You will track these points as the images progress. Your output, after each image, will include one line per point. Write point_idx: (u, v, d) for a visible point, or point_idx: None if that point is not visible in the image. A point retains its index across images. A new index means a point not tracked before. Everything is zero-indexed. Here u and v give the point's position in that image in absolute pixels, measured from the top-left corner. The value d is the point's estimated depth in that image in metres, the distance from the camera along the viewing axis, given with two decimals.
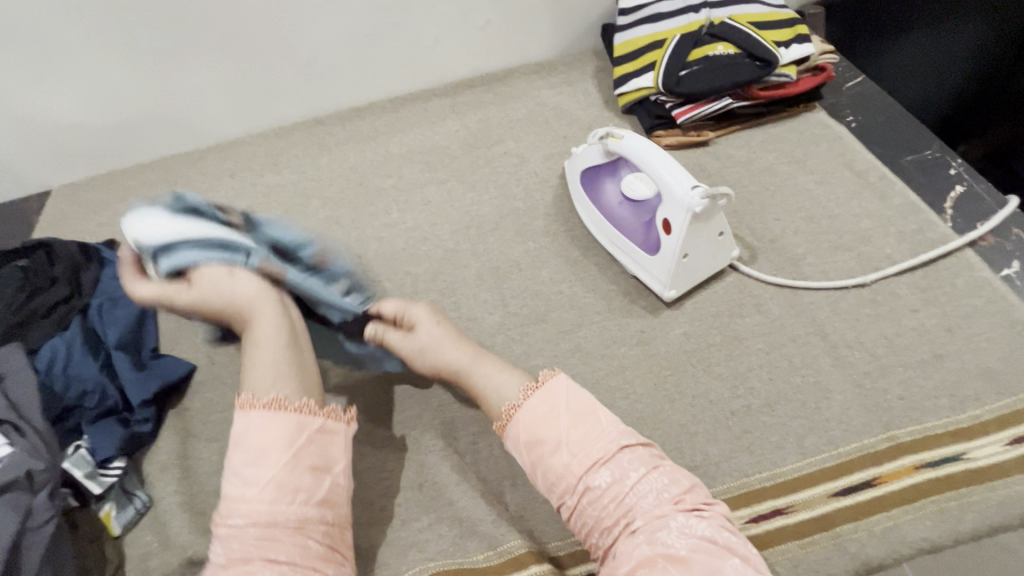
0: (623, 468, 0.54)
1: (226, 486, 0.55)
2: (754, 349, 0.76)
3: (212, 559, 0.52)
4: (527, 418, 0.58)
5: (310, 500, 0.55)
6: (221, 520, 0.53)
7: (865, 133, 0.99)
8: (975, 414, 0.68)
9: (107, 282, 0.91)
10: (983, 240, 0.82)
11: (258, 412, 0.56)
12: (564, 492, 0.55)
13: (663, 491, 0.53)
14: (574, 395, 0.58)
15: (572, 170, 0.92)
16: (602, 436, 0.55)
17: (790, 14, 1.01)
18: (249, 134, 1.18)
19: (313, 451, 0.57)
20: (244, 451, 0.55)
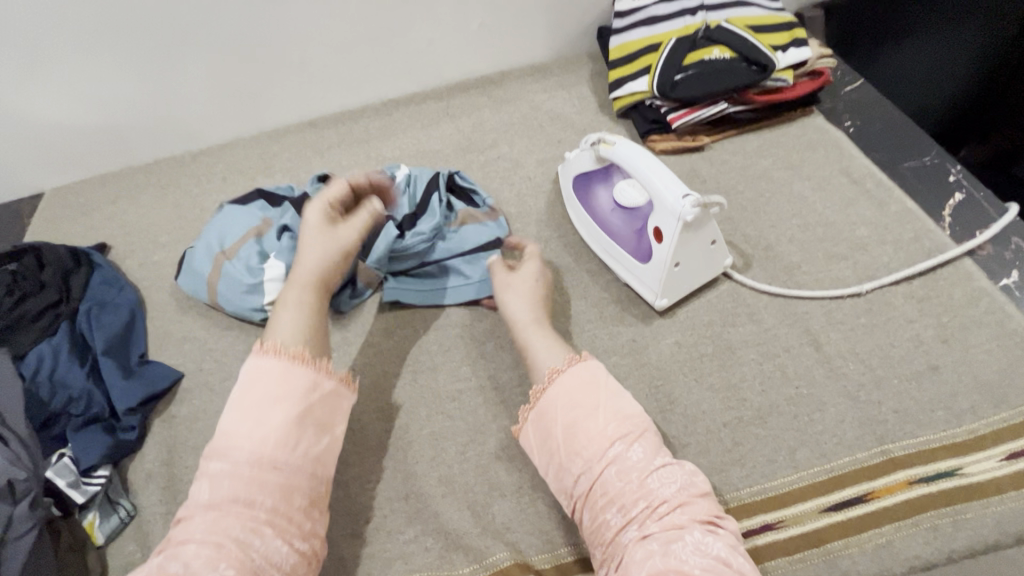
0: (653, 451, 0.59)
1: (226, 417, 0.58)
2: (747, 359, 0.74)
3: (199, 487, 0.55)
4: (569, 382, 0.64)
5: (309, 451, 0.59)
6: (216, 452, 0.56)
7: (863, 138, 0.97)
8: (971, 428, 0.66)
9: (95, 288, 0.91)
10: (981, 248, 0.81)
11: (279, 360, 0.61)
12: (592, 458, 0.59)
13: (684, 487, 0.57)
14: (613, 381, 0.64)
15: (565, 175, 0.91)
16: (635, 417, 0.61)
17: (787, 18, 0.99)
18: (242, 137, 1.17)
19: (321, 410, 0.62)
20: (256, 390, 0.59)
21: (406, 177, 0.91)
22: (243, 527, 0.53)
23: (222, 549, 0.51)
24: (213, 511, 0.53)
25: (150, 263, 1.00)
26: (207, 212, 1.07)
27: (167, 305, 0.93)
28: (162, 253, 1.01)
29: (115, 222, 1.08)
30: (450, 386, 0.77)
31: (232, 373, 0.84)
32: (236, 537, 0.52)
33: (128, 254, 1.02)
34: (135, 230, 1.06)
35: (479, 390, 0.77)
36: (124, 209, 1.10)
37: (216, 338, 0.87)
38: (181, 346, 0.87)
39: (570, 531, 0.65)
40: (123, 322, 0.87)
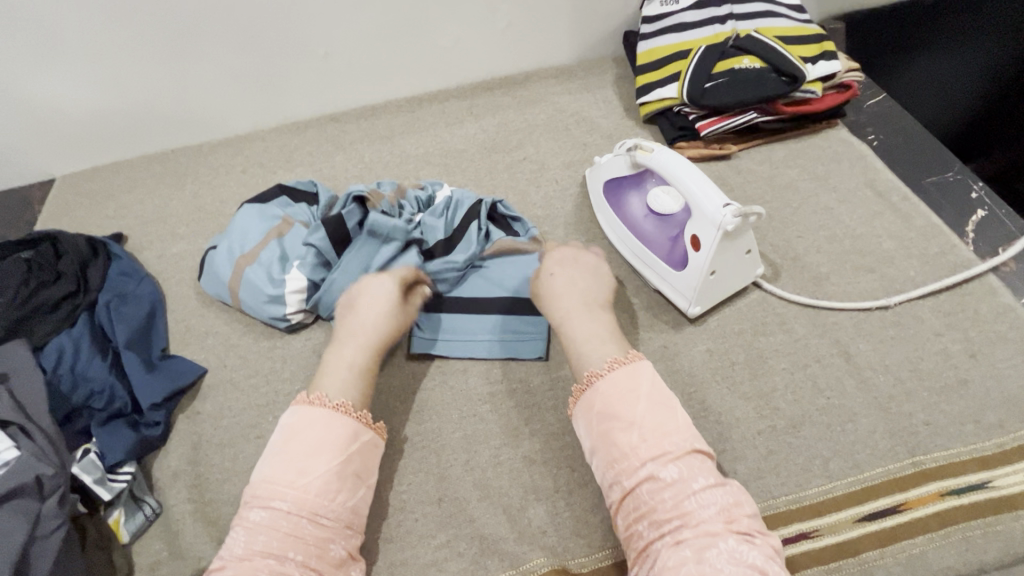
0: (691, 471, 0.56)
1: (269, 466, 0.59)
2: (778, 369, 0.75)
3: (236, 536, 0.56)
4: (604, 392, 0.62)
5: (346, 503, 0.60)
6: (255, 504, 0.57)
7: (886, 152, 0.98)
8: (999, 442, 0.68)
9: (115, 278, 0.89)
10: (1004, 265, 0.82)
11: (323, 411, 0.62)
12: (625, 473, 0.58)
13: (724, 510, 0.54)
14: (658, 392, 0.61)
15: (596, 179, 0.91)
16: (677, 432, 0.59)
17: (816, 30, 1.00)
18: (261, 129, 1.15)
19: (359, 461, 0.62)
20: (299, 439, 0.60)
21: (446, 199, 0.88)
22: (276, 575, 0.54)
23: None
24: (248, 561, 0.54)
25: (168, 255, 0.98)
26: (226, 204, 1.05)
27: (188, 299, 0.92)
28: (181, 245, 1.00)
29: (131, 212, 1.06)
30: (482, 389, 0.77)
31: (257, 370, 0.82)
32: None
33: (145, 245, 1.00)
34: (152, 221, 1.04)
35: (511, 393, 0.76)
36: (141, 199, 1.08)
37: (239, 334, 0.86)
38: (204, 341, 0.86)
39: (606, 536, 0.65)
40: (144, 314, 0.85)
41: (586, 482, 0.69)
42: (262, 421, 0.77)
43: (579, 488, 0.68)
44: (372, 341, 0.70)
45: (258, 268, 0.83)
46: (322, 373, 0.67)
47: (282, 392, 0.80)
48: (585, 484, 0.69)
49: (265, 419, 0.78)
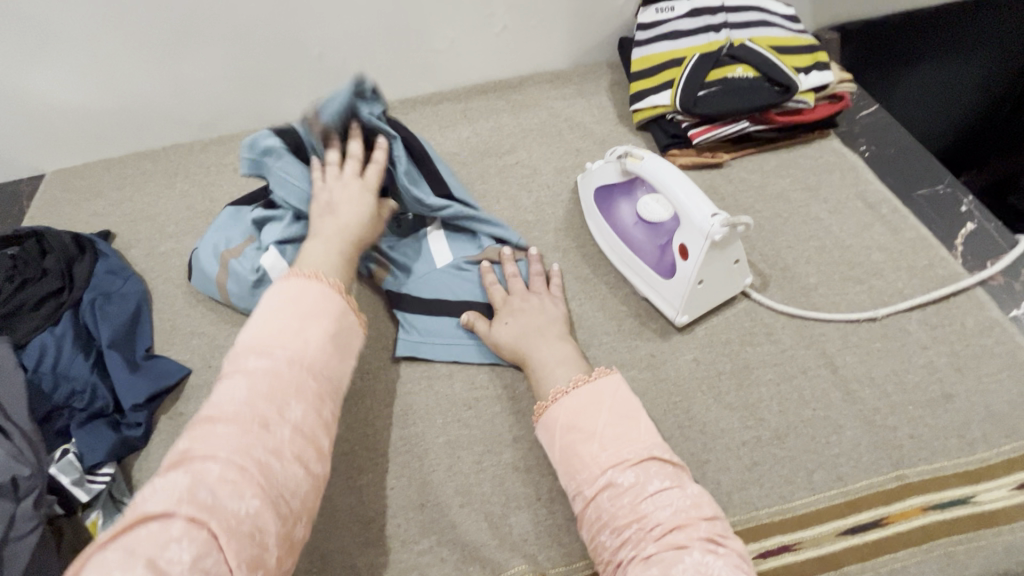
0: (648, 475, 0.56)
1: (255, 329, 0.55)
2: (764, 379, 0.75)
3: (228, 388, 0.50)
4: (566, 406, 0.63)
5: (335, 368, 0.56)
6: (248, 355, 0.52)
7: (878, 163, 0.99)
8: (983, 457, 0.67)
9: (101, 276, 0.89)
10: (992, 279, 0.83)
11: (319, 284, 0.59)
12: (585, 483, 0.59)
13: (681, 510, 0.54)
14: (622, 402, 0.63)
15: (587, 186, 0.91)
16: (637, 441, 0.59)
17: (809, 40, 1.01)
18: (254, 128, 1.15)
19: (351, 335, 0.59)
20: (287, 307, 0.56)
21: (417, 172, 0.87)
22: (272, 429, 0.48)
23: (252, 444, 0.46)
24: (240, 412, 0.47)
25: (156, 253, 0.98)
26: (216, 203, 1.04)
27: (174, 298, 0.91)
28: (169, 243, 0.99)
29: (120, 209, 1.05)
30: (467, 394, 0.77)
31: None
32: (267, 442, 0.47)
33: (133, 243, 1.00)
34: (141, 219, 1.03)
35: (496, 399, 0.76)
36: (130, 196, 1.07)
37: (225, 335, 0.85)
38: (189, 341, 0.85)
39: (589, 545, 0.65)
40: (129, 313, 0.85)
41: None
42: None
43: (562, 496, 0.68)
44: (347, 243, 0.69)
45: (242, 261, 0.82)
46: (304, 260, 0.65)
47: None
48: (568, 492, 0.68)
49: None
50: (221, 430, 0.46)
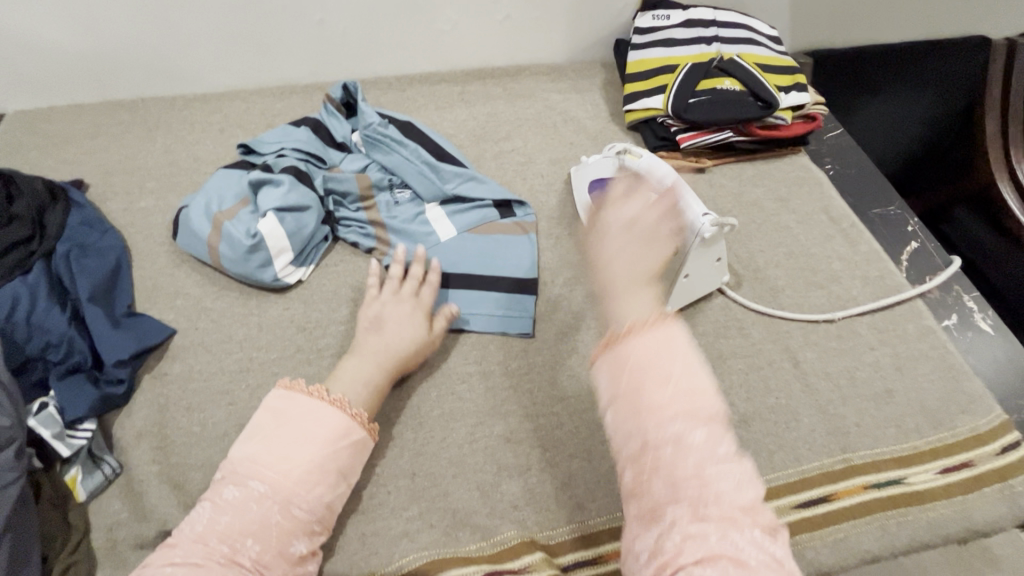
0: (721, 440, 0.49)
1: (261, 446, 0.62)
2: (734, 368, 0.82)
3: (205, 512, 0.58)
4: (643, 347, 0.53)
5: (322, 499, 0.61)
6: (231, 483, 0.60)
7: (839, 182, 1.09)
8: (915, 445, 0.77)
9: (74, 228, 0.84)
10: (930, 292, 0.93)
11: (321, 403, 0.65)
12: (650, 429, 0.50)
13: (749, 491, 0.48)
14: (693, 353, 0.54)
15: (579, 179, 0.96)
16: (706, 397, 0.51)
17: (790, 62, 1.09)
18: (243, 89, 1.11)
19: (345, 458, 0.64)
20: (291, 425, 0.63)
21: (425, 154, 0.94)
22: (229, 557, 0.56)
23: (205, 567, 0.54)
24: (238, 508, 0.58)
25: (135, 209, 0.94)
26: (200, 161, 1.01)
27: (156, 256, 0.88)
28: (149, 199, 0.95)
29: (92, 158, 1.00)
30: (461, 369, 0.79)
31: (231, 335, 0.80)
32: (222, 561, 0.55)
33: (109, 195, 0.95)
34: (117, 171, 0.98)
35: (488, 375, 0.79)
36: (105, 145, 1.02)
37: (212, 298, 0.83)
38: (174, 301, 0.83)
39: (574, 511, 0.69)
40: (109, 268, 0.82)
41: (556, 462, 0.72)
42: (235, 387, 0.76)
43: (550, 467, 0.72)
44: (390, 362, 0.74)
45: (237, 224, 0.82)
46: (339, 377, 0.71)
47: (257, 359, 0.79)
48: (556, 463, 0.72)
49: (237, 384, 0.76)
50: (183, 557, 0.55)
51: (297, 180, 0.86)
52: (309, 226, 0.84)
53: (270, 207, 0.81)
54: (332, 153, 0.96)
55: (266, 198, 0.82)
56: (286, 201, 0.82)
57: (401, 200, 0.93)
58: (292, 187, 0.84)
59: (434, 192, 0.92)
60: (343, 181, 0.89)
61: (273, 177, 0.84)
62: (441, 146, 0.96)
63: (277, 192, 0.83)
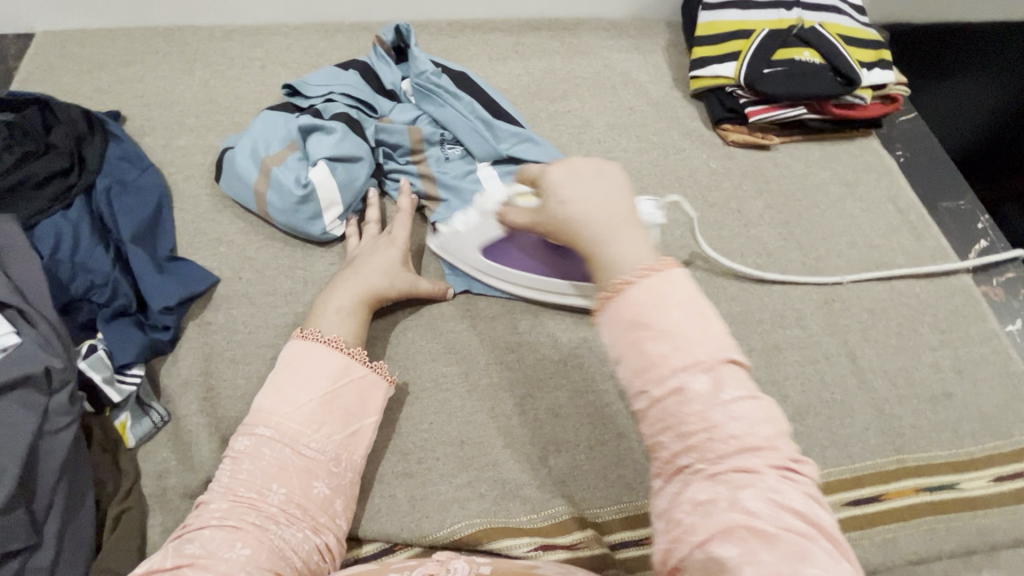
0: (729, 380, 0.40)
1: (264, 396, 0.61)
2: (789, 360, 0.80)
3: (226, 466, 0.58)
4: (637, 293, 0.42)
5: (332, 437, 0.60)
6: (243, 433, 0.59)
7: (908, 170, 1.03)
8: (970, 451, 0.75)
9: (114, 162, 0.80)
10: (995, 294, 0.90)
11: (318, 345, 0.64)
12: (651, 382, 0.40)
13: (760, 427, 0.39)
14: (697, 292, 0.43)
15: (465, 253, 0.77)
16: (716, 337, 0.41)
17: (875, 35, 1.01)
18: (284, 24, 1.04)
19: (351, 397, 0.63)
20: (289, 372, 0.62)
21: (478, 109, 0.88)
22: (261, 509, 0.55)
23: (243, 529, 0.52)
24: (250, 458, 0.57)
25: (174, 146, 0.89)
26: (241, 100, 0.95)
27: (197, 199, 0.84)
28: (189, 137, 0.90)
29: (128, 89, 0.94)
30: (509, 337, 0.77)
31: (275, 288, 0.78)
32: (256, 519, 0.54)
33: (147, 130, 0.91)
34: (154, 104, 0.93)
35: (538, 346, 0.76)
36: (139, 76, 0.96)
37: (256, 248, 0.80)
38: (217, 249, 0.80)
39: (621, 492, 0.68)
40: (150, 208, 0.78)
41: (606, 440, 0.71)
42: (281, 341, 0.74)
43: (600, 445, 0.70)
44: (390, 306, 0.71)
45: (286, 171, 0.78)
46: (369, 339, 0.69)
47: (302, 315, 0.76)
48: (605, 442, 0.70)
49: (282, 339, 0.74)
50: (211, 509, 0.54)
51: (349, 128, 0.81)
52: (360, 179, 0.80)
53: (321, 155, 0.77)
54: (382, 101, 0.90)
55: (317, 146, 0.78)
56: (337, 149, 0.78)
57: (451, 156, 0.88)
58: (344, 136, 0.79)
59: (487, 151, 0.86)
60: (394, 132, 0.85)
61: (323, 122, 0.80)
62: (496, 101, 0.90)
63: (327, 140, 0.79)
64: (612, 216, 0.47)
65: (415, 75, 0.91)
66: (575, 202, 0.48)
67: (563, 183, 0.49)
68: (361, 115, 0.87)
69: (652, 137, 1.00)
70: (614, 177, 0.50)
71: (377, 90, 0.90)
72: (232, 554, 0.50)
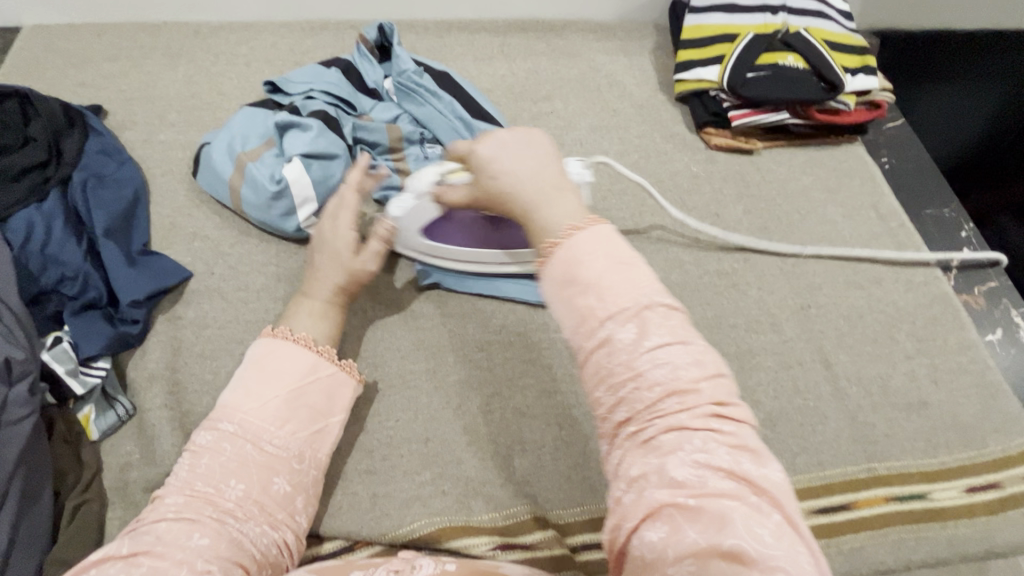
0: (649, 327, 0.42)
1: (227, 393, 0.61)
2: (763, 366, 0.79)
3: (183, 460, 0.57)
4: (555, 245, 0.45)
5: (297, 435, 0.60)
6: (203, 429, 0.58)
7: (893, 177, 1.02)
8: (943, 460, 0.74)
9: (91, 155, 0.80)
10: (975, 303, 0.89)
11: (287, 343, 0.64)
12: (575, 335, 0.44)
13: (682, 371, 0.41)
14: (620, 243, 0.45)
15: (409, 238, 0.75)
16: (636, 282, 0.43)
17: (861, 41, 1.00)
18: (271, 21, 1.04)
19: (318, 396, 0.63)
20: (256, 369, 0.61)
21: (459, 110, 0.89)
22: (218, 504, 0.54)
23: (201, 522, 0.52)
24: (210, 453, 0.56)
25: (155, 141, 0.89)
26: (224, 96, 0.95)
27: (174, 194, 0.84)
28: (170, 132, 0.90)
29: (112, 83, 0.95)
30: (480, 337, 0.76)
31: (247, 283, 0.78)
32: (213, 512, 0.53)
33: (128, 124, 0.91)
34: (137, 98, 0.94)
35: (508, 345, 0.76)
36: (125, 70, 0.96)
37: (230, 242, 0.80)
38: (191, 243, 0.80)
39: (586, 494, 0.67)
40: (125, 202, 0.78)
41: (572, 441, 0.70)
42: (250, 336, 0.74)
43: (566, 445, 0.70)
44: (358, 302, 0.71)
45: (261, 168, 0.78)
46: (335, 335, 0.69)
47: (272, 311, 0.76)
48: (571, 443, 0.70)
49: (252, 334, 0.74)
50: (166, 503, 0.53)
51: (326, 126, 0.81)
52: (336, 176, 0.79)
53: (296, 153, 0.77)
54: (363, 99, 0.90)
55: (292, 144, 0.78)
56: (311, 147, 0.78)
57: (431, 155, 0.87)
58: (318, 134, 0.79)
59: None
60: (373, 130, 0.85)
61: (298, 119, 0.79)
62: (478, 101, 0.91)
63: (302, 137, 0.79)
64: (538, 180, 0.50)
65: (398, 75, 0.91)
66: (504, 173, 0.52)
67: (496, 156, 0.52)
68: (341, 112, 0.87)
69: (635, 139, 1.00)
70: (544, 142, 0.53)
71: (359, 87, 0.90)
72: (192, 545, 0.49)
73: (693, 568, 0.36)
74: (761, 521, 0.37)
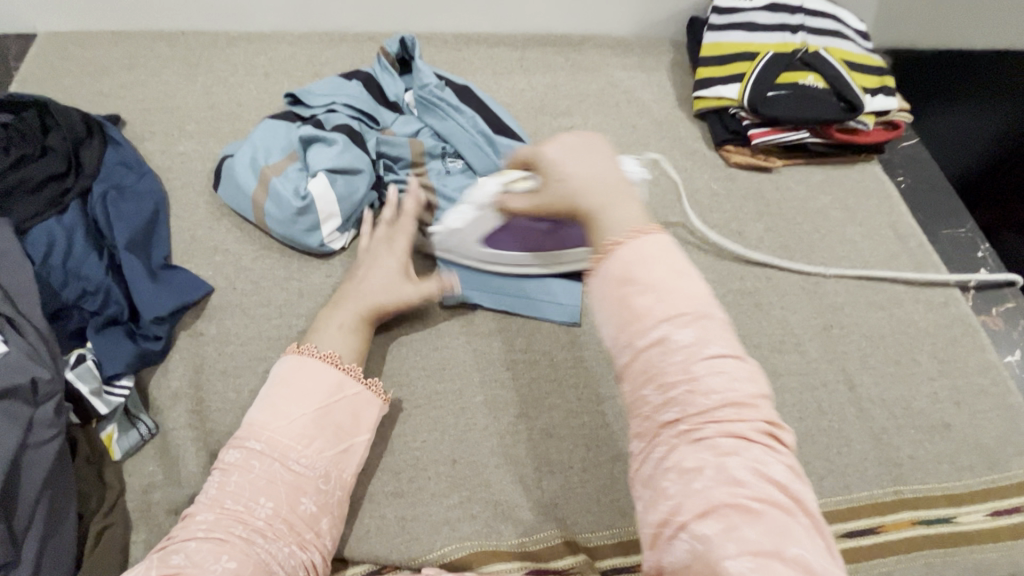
0: (709, 334, 0.44)
1: (255, 410, 0.60)
2: (787, 387, 0.79)
3: (214, 478, 0.57)
4: (621, 252, 0.47)
5: (323, 453, 0.59)
6: (232, 446, 0.58)
7: (909, 197, 1.03)
8: (968, 483, 0.75)
9: (111, 167, 0.79)
10: (993, 324, 0.89)
11: (312, 359, 0.63)
12: (635, 334, 0.45)
13: (741, 382, 0.43)
14: (681, 255, 0.48)
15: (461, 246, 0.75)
16: (694, 293, 0.46)
17: (879, 62, 1.01)
18: (289, 31, 1.04)
19: (343, 413, 0.62)
20: (283, 386, 0.61)
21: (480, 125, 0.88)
22: (247, 523, 0.54)
23: (228, 543, 0.51)
24: (238, 472, 0.56)
25: (174, 152, 0.88)
26: (243, 108, 0.94)
27: (193, 206, 0.83)
28: (188, 143, 0.89)
29: (129, 93, 0.94)
30: (505, 356, 0.76)
31: (270, 299, 0.77)
32: (242, 532, 0.53)
33: (146, 135, 0.90)
34: (155, 108, 0.93)
35: (534, 364, 0.75)
36: (142, 80, 0.95)
37: (252, 257, 0.79)
38: (212, 258, 0.79)
39: (615, 517, 0.67)
40: (146, 215, 0.77)
41: (600, 463, 0.69)
42: (273, 354, 0.73)
43: (594, 467, 0.69)
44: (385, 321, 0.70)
45: (285, 183, 0.77)
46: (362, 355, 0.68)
47: (295, 328, 0.75)
48: (599, 464, 0.69)
49: (275, 351, 0.73)
50: (197, 521, 0.53)
51: (351, 141, 0.80)
52: (360, 191, 0.79)
53: (320, 168, 0.77)
54: (384, 112, 0.89)
55: (317, 158, 0.78)
56: (336, 162, 0.77)
57: (452, 170, 0.87)
58: (343, 149, 0.79)
59: (488, 165, 0.85)
60: (395, 144, 0.84)
61: (323, 134, 0.79)
62: (499, 115, 0.90)
63: (327, 152, 0.78)
64: (606, 187, 0.51)
65: (418, 87, 0.90)
66: (572, 178, 0.52)
67: (563, 159, 0.52)
68: (362, 125, 0.86)
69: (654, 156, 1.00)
70: (605, 147, 0.54)
71: (380, 100, 0.90)
72: (217, 567, 0.49)
73: (751, 566, 0.37)
74: (812, 537, 0.39)
